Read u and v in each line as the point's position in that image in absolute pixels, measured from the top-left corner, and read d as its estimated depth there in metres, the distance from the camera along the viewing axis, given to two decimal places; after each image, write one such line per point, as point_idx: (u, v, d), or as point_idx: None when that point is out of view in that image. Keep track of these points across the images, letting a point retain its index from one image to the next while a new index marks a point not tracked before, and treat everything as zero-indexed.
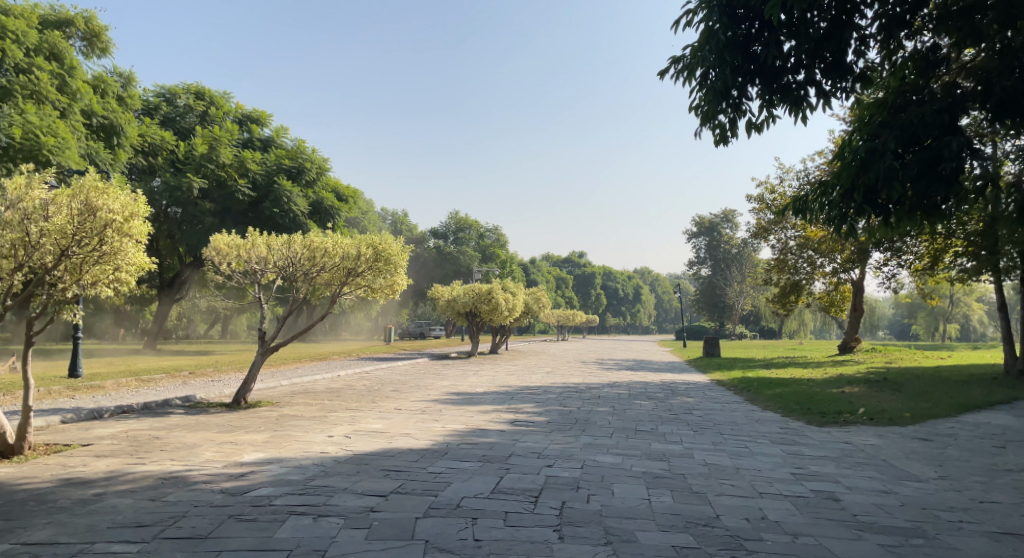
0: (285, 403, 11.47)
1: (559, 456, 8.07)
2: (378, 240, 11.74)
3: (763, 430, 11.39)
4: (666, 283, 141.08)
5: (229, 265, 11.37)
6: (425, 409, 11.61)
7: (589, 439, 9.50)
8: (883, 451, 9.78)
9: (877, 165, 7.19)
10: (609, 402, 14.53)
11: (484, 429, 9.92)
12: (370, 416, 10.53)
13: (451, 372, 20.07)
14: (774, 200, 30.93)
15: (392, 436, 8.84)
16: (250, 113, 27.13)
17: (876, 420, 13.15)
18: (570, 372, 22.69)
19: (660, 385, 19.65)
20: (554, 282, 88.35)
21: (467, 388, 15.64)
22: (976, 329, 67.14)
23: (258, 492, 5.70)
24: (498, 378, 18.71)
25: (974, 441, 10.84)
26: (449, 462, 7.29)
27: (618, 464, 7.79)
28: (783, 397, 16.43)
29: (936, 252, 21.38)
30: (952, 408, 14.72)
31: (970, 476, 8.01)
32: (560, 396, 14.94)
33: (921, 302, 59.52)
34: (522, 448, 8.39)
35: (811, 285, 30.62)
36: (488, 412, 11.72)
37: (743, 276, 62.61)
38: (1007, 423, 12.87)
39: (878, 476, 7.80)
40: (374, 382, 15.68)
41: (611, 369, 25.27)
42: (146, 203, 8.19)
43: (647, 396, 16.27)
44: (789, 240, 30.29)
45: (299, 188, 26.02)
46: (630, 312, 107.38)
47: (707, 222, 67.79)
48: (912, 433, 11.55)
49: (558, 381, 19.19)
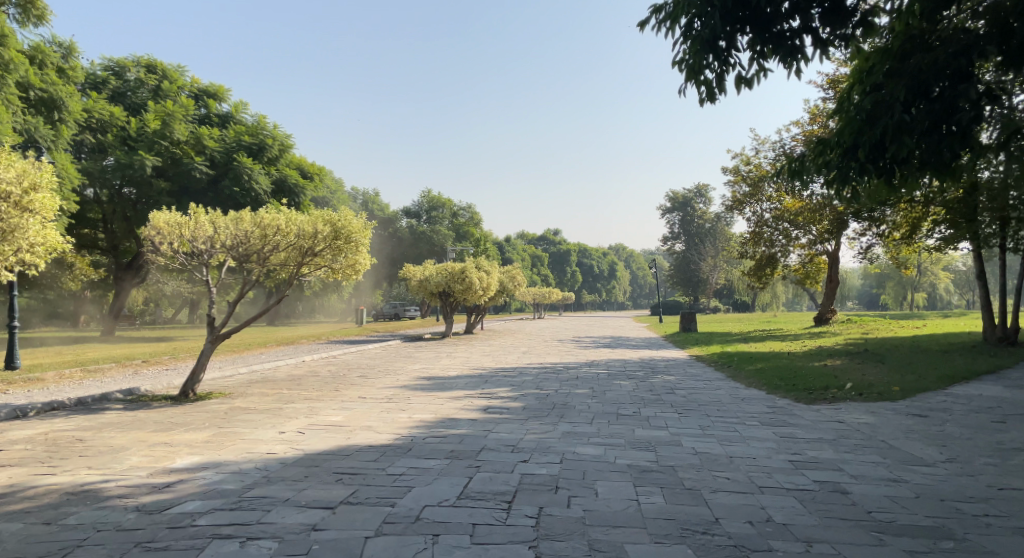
0: (239, 394, 10.56)
1: (535, 449, 7.31)
2: (337, 217, 10.80)
3: (750, 411, 10.76)
4: (641, 260, 141.31)
5: (172, 246, 10.31)
6: (391, 397, 10.77)
7: (567, 427, 8.74)
8: (882, 431, 9.18)
9: (886, 120, 6.45)
10: (588, 383, 13.82)
11: (454, 418, 9.11)
12: (329, 407, 9.67)
13: (422, 354, 19.22)
14: (750, 171, 30.38)
15: (350, 430, 7.99)
16: (207, 88, 25.74)
17: (864, 395, 12.61)
18: (546, 352, 21.95)
19: (639, 363, 19.05)
20: (529, 260, 87.67)
21: (438, 372, 14.83)
22: (942, 297, 68.05)
23: (180, 509, 4.87)
24: (472, 360, 17.91)
25: (972, 416, 10.30)
26: (411, 461, 6.48)
27: (599, 457, 7.06)
28: (766, 373, 15.85)
29: (914, 221, 20.96)
30: (940, 381, 14.23)
31: (980, 458, 7.41)
32: (536, 378, 14.19)
33: (890, 273, 60.05)
34: (494, 441, 7.61)
35: (787, 257, 30.23)
36: (460, 399, 10.92)
37: (717, 250, 62.52)
38: (999, 395, 12.41)
39: (883, 462, 7.15)
40: (338, 368, 14.76)
41: (588, 347, 24.62)
42: (46, 177, 9.50)
43: (626, 376, 15.62)
44: (764, 213, 29.77)
45: (260, 165, 24.68)
46: (605, 288, 107.29)
47: (680, 196, 67.27)
48: (907, 409, 10.96)
49: (534, 361, 18.45)
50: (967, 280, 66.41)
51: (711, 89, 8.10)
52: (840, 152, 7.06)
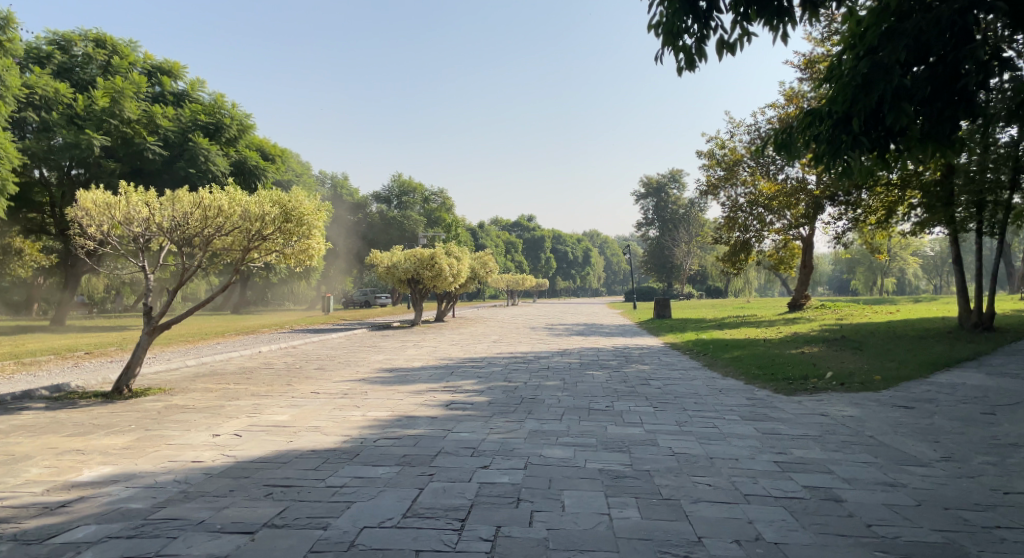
0: (180, 390, 9.69)
1: (498, 451, 6.62)
2: (288, 199, 10.03)
3: (729, 403, 10.22)
4: (615, 245, 141.37)
5: (103, 229, 9.38)
6: (347, 391, 9.98)
7: (534, 425, 8.06)
8: (870, 426, 8.67)
9: (883, 86, 5.85)
10: (560, 374, 13.19)
11: (413, 416, 8.37)
12: (277, 403, 8.88)
13: (388, 343, 18.42)
14: (724, 155, 29.91)
15: (293, 432, 7.19)
16: (161, 64, 24.44)
17: (846, 384, 12.15)
18: (517, 340, 21.26)
19: (613, 351, 18.48)
20: (503, 246, 86.86)
21: (402, 363, 14.07)
22: (910, 282, 68.94)
23: (67, 539, 4.19)
24: (440, 350, 17.19)
25: (959, 408, 9.88)
26: (356, 470, 5.75)
27: (567, 460, 6.39)
28: (743, 362, 15.37)
29: (889, 205, 20.61)
30: (920, 369, 13.85)
31: (978, 456, 6.92)
32: (506, 369, 13.52)
33: (860, 258, 60.45)
34: (453, 443, 6.90)
35: (762, 243, 29.85)
36: (422, 393, 10.18)
37: (691, 236, 62.41)
38: (983, 384, 12.04)
39: (875, 463, 6.62)
40: (295, 360, 13.90)
41: (561, 335, 24.05)
42: None
43: (599, 365, 15.04)
44: (739, 198, 29.36)
45: (217, 146, 23.59)
46: (580, 275, 107.04)
47: (654, 181, 66.91)
48: (892, 401, 10.49)
49: (504, 350, 17.77)
50: (934, 265, 67.25)
51: (689, 57, 7.44)
52: (832, 123, 6.48)
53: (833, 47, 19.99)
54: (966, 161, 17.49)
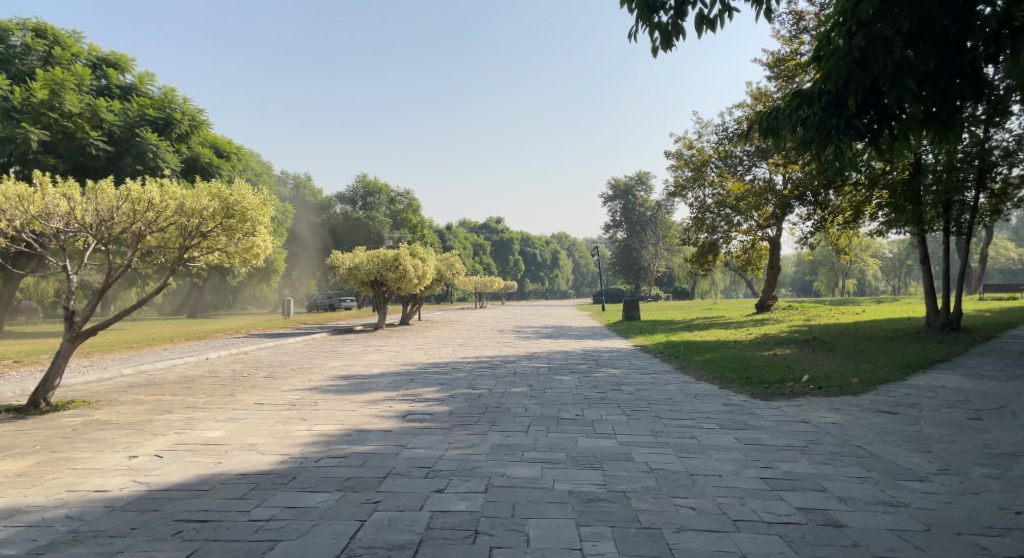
0: (107, 404, 8.75)
1: (456, 470, 5.90)
2: (228, 193, 9.15)
3: (706, 411, 9.64)
4: (584, 248, 141.50)
5: (17, 224, 8.43)
6: (295, 402, 9.14)
7: (497, 438, 7.34)
8: (857, 435, 8.14)
9: (883, 60, 5.64)
10: (527, 379, 12.50)
11: (364, 429, 7.58)
12: (213, 417, 7.99)
13: (348, 348, 17.50)
14: (692, 156, 29.54)
15: (224, 451, 6.36)
16: (107, 56, 23.13)
17: (824, 388, 11.69)
18: (484, 344, 20.53)
19: (581, 354, 17.88)
20: (471, 248, 85.96)
21: (359, 369, 13.22)
22: (870, 282, 70.04)
23: None
24: (402, 354, 16.38)
25: (944, 413, 9.47)
26: (287, 497, 4.97)
27: (534, 481, 5.69)
28: (716, 365, 14.86)
29: (855, 204, 20.28)
30: (896, 371, 13.48)
31: (977, 468, 6.42)
32: (470, 375, 12.78)
33: (823, 260, 61.11)
34: (406, 462, 6.14)
35: (729, 244, 29.57)
36: (377, 403, 9.37)
37: (659, 238, 62.57)
38: (962, 386, 11.71)
39: (869, 478, 6.07)
40: (244, 367, 12.95)
41: (529, 338, 23.40)
42: None
43: (568, 369, 14.40)
44: (707, 199, 29.03)
45: (167, 142, 22.45)
46: (548, 277, 106.78)
47: (622, 184, 66.77)
48: (874, 406, 10.02)
49: (469, 354, 17.02)
50: (893, 267, 68.30)
51: (666, 37, 6.82)
52: (823, 104, 6.26)
53: (802, 44, 19.66)
54: (934, 160, 17.21)
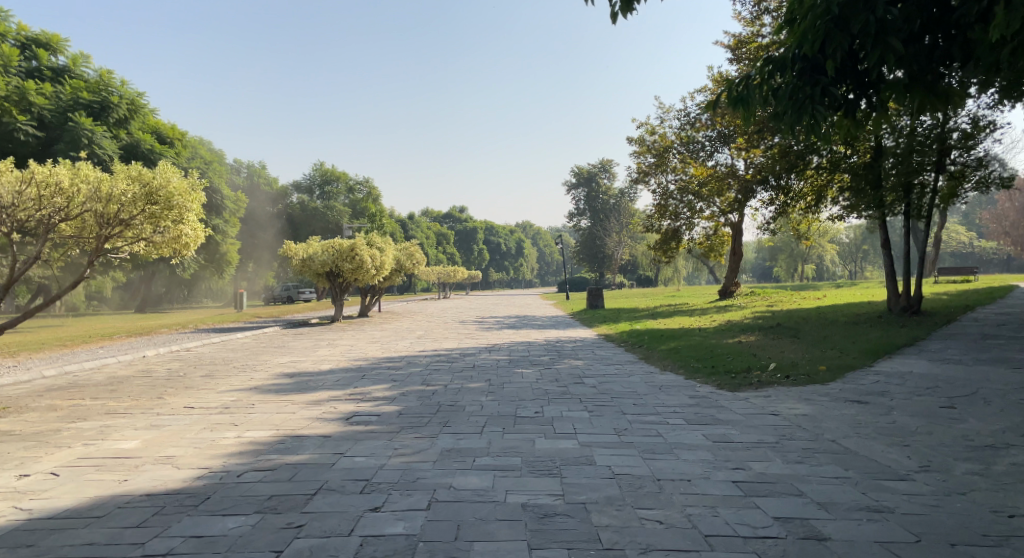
0: (13, 412, 7.82)
1: (397, 483, 5.26)
2: (155, 173, 8.63)
3: (672, 404, 9.17)
4: (548, 236, 141.33)
5: None
6: (229, 405, 8.36)
7: (448, 442, 6.72)
8: (830, 428, 7.74)
9: (866, 17, 5.49)
10: (486, 373, 11.89)
11: (301, 435, 6.88)
12: (131, 424, 7.18)
13: (299, 343, 16.64)
14: (654, 142, 29.18)
15: (134, 466, 5.61)
16: (37, 36, 21.61)
17: (791, 376, 11.35)
18: (444, 335, 19.85)
19: (544, 345, 17.35)
20: (435, 238, 84.95)
21: (307, 365, 12.44)
22: (828, 268, 71.14)
23: None
24: (355, 348, 15.61)
25: (915, 401, 9.17)
26: (195, 525, 4.29)
27: (483, 493, 5.09)
28: (681, 354, 14.45)
29: (817, 189, 19.97)
30: (862, 357, 13.25)
31: (959, 464, 6.07)
32: (426, 369, 12.12)
33: (783, 246, 61.78)
34: (343, 473, 5.50)
35: (692, 231, 29.34)
36: (321, 404, 8.65)
37: (622, 226, 62.44)
38: (929, 372, 11.49)
39: (848, 479, 5.64)
40: (181, 365, 12.05)
41: (491, 328, 22.80)
42: None
43: (529, 362, 13.85)
44: (669, 185, 28.68)
45: (102, 127, 21.31)
46: (513, 266, 106.32)
47: (585, 171, 66.41)
48: (844, 396, 9.68)
49: (427, 347, 16.34)
50: (850, 252, 69.53)
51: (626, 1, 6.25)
52: (798, 71, 6.11)
53: (763, 27, 19.33)
54: (895, 143, 16.90)
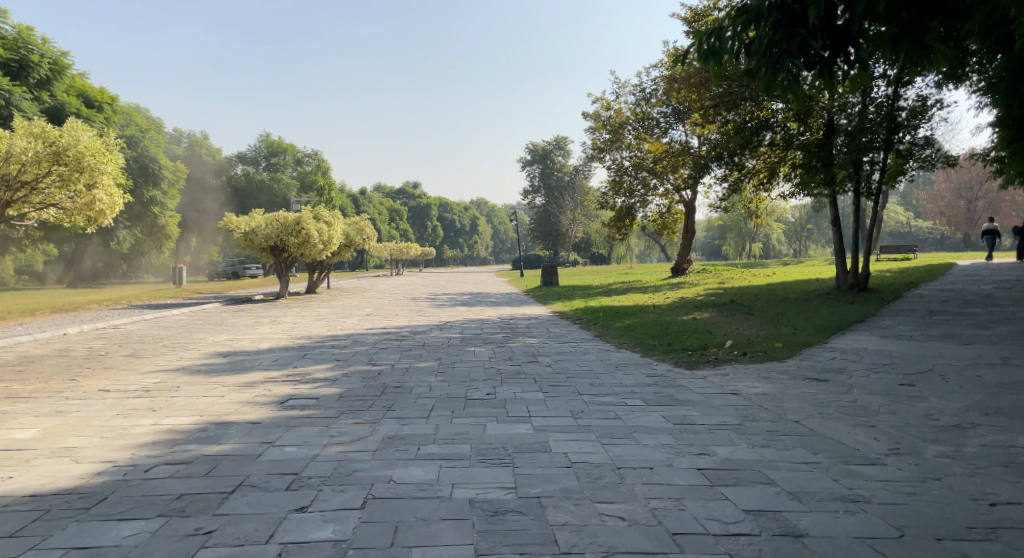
0: None
1: (331, 476, 4.71)
2: (74, 141, 12.33)
3: (629, 384, 8.80)
4: (502, 213, 140.74)
5: None
6: (150, 387, 7.62)
7: (392, 428, 6.17)
8: (792, 408, 7.45)
9: None
10: (436, 352, 11.35)
11: (228, 421, 6.23)
12: (33, 411, 6.40)
13: (238, 320, 15.75)
14: (609, 118, 28.76)
15: (24, 461, 4.89)
16: None
17: (748, 354, 11.13)
18: (393, 312, 19.17)
19: (497, 322, 16.88)
20: (387, 214, 83.52)
21: (244, 343, 11.66)
22: (775, 247, 72.52)
23: None
24: (299, 325, 14.84)
25: (873, 379, 9.00)
26: (84, 534, 3.68)
27: (427, 487, 4.57)
28: (637, 331, 14.17)
29: (769, 166, 19.69)
30: (817, 333, 13.17)
31: (929, 446, 5.82)
32: (372, 348, 11.50)
33: (732, 225, 62.58)
34: (269, 465, 4.90)
35: (646, 208, 29.14)
36: (254, 386, 7.97)
37: (577, 203, 62.25)
38: (883, 349, 11.43)
39: (817, 464, 5.32)
40: (104, 344, 11.14)
41: (443, 305, 22.21)
42: None
43: (482, 339, 13.34)
44: (624, 161, 28.36)
45: (21, 86, 19.74)
46: (467, 243, 105.46)
47: (540, 148, 65.85)
48: (802, 373, 9.47)
49: (375, 324, 15.68)
50: (796, 231, 71.08)
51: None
52: (774, 25, 5.75)
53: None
54: (847, 121, 16.79)
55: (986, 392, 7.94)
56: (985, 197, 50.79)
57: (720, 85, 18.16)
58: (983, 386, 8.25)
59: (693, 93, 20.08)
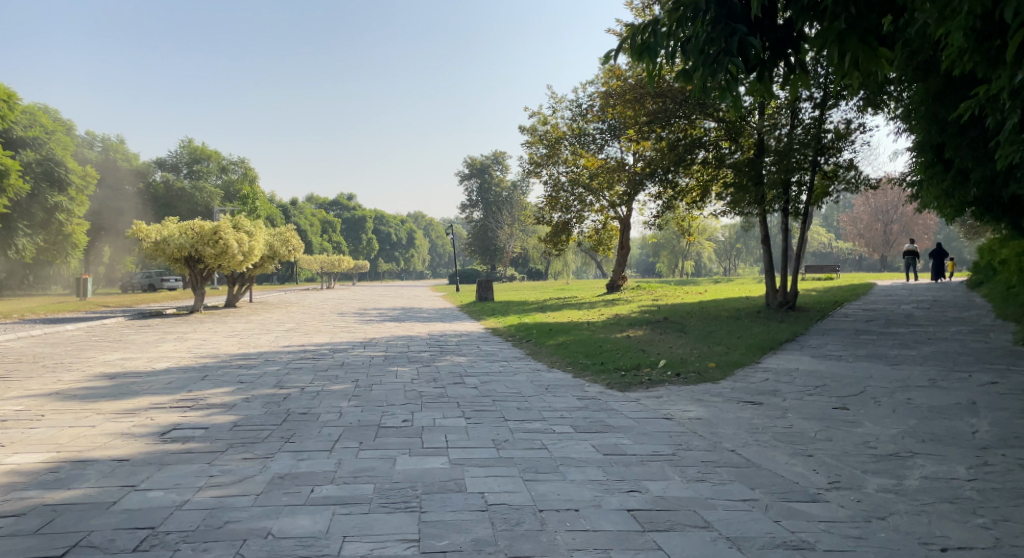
0: None
1: (196, 530, 3.95)
2: None
3: (558, 408, 8.23)
4: (439, 227, 139.70)
5: None
6: (9, 416, 6.61)
7: (287, 464, 5.41)
8: (727, 435, 7.02)
9: None
10: (354, 372, 10.54)
11: (89, 458, 5.35)
12: None
13: (141, 336, 14.49)
14: (546, 132, 28.58)
15: None
16: None
17: (682, 375, 10.75)
18: (316, 328, 18.17)
19: (426, 339, 16.14)
20: (320, 226, 81.52)
21: (139, 363, 10.57)
22: (706, 264, 74.21)
23: None
24: (208, 343, 13.74)
25: (807, 401, 8.71)
26: None
27: (312, 541, 3.87)
28: (570, 349, 13.68)
29: (701, 185, 19.57)
30: (749, 353, 12.97)
31: (871, 479, 5.44)
32: (283, 368, 10.59)
33: (666, 242, 63.69)
34: (121, 517, 4.10)
35: (582, 223, 28.97)
36: (135, 414, 7.04)
37: (514, 218, 62.09)
38: (815, 369, 11.26)
39: (756, 502, 4.86)
40: None
41: (371, 321, 21.33)
42: None
43: (406, 358, 12.58)
44: (561, 177, 28.17)
45: None
46: (403, 257, 104.10)
47: (478, 162, 65.52)
48: (737, 396, 9.10)
49: (294, 341, 14.71)
50: (726, 249, 73.02)
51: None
52: (710, 21, 5.35)
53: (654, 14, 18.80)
54: (776, 142, 16.84)
55: (918, 416, 7.72)
56: (901, 220, 53.50)
57: (654, 100, 17.85)
58: (915, 410, 8.04)
59: (627, 109, 19.73)
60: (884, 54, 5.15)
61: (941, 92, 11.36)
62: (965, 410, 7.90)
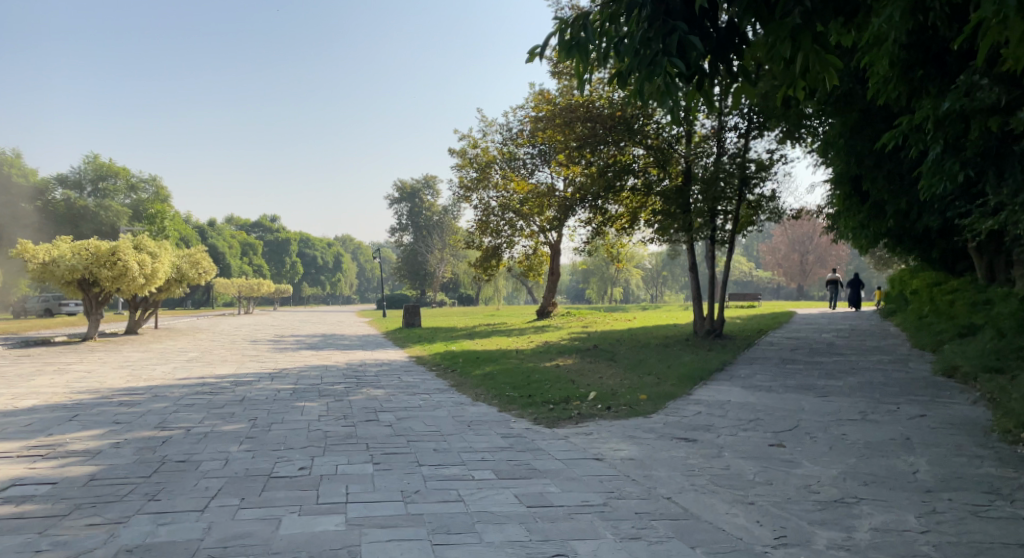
0: None
1: None
2: None
3: (477, 449, 7.44)
4: (368, 250, 137.08)
5: None
6: None
7: (143, 532, 4.44)
8: (662, 479, 6.40)
9: None
10: (254, 409, 9.45)
11: None
12: None
13: (16, 368, 12.90)
14: (476, 156, 28.09)
15: None
16: None
17: (613, 408, 10.14)
18: (224, 357, 16.79)
19: (343, 369, 15.10)
20: (241, 248, 78.51)
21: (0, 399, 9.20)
22: (634, 292, 75.22)
23: None
24: (92, 375, 12.30)
25: (743, 438, 8.22)
26: None
27: None
28: (495, 379, 12.92)
29: (629, 212, 19.29)
30: (680, 383, 12.54)
31: (819, 532, 4.91)
32: (172, 404, 9.40)
33: (596, 269, 64.23)
34: None
35: (512, 249, 28.48)
36: None
37: (444, 243, 61.31)
38: (747, 401, 10.87)
39: None
40: None
41: (286, 349, 20.05)
42: None
43: (317, 392, 11.53)
44: (490, 201, 27.64)
45: None
46: (330, 281, 101.53)
47: (408, 187, 64.77)
48: (670, 432, 8.55)
49: (195, 372, 13.41)
50: (653, 276, 74.32)
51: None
52: (647, 19, 4.84)
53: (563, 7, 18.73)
54: (702, 170, 16.73)
55: (857, 454, 7.33)
56: (815, 250, 55.61)
57: (584, 125, 17.42)
58: (852, 447, 7.67)
59: (557, 134, 19.38)
60: (831, 61, 4.72)
61: (858, 125, 11.28)
62: (901, 447, 7.57)
